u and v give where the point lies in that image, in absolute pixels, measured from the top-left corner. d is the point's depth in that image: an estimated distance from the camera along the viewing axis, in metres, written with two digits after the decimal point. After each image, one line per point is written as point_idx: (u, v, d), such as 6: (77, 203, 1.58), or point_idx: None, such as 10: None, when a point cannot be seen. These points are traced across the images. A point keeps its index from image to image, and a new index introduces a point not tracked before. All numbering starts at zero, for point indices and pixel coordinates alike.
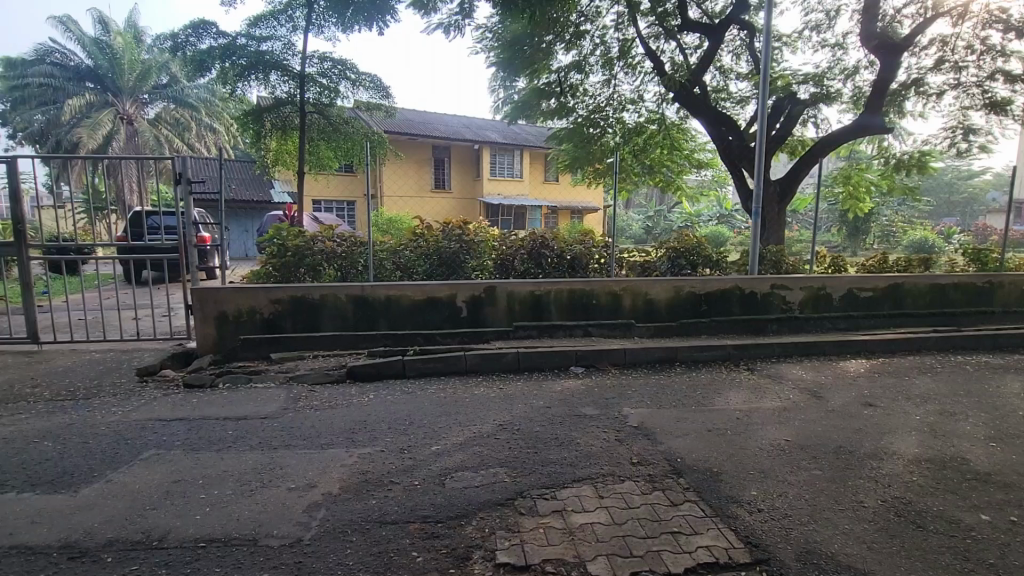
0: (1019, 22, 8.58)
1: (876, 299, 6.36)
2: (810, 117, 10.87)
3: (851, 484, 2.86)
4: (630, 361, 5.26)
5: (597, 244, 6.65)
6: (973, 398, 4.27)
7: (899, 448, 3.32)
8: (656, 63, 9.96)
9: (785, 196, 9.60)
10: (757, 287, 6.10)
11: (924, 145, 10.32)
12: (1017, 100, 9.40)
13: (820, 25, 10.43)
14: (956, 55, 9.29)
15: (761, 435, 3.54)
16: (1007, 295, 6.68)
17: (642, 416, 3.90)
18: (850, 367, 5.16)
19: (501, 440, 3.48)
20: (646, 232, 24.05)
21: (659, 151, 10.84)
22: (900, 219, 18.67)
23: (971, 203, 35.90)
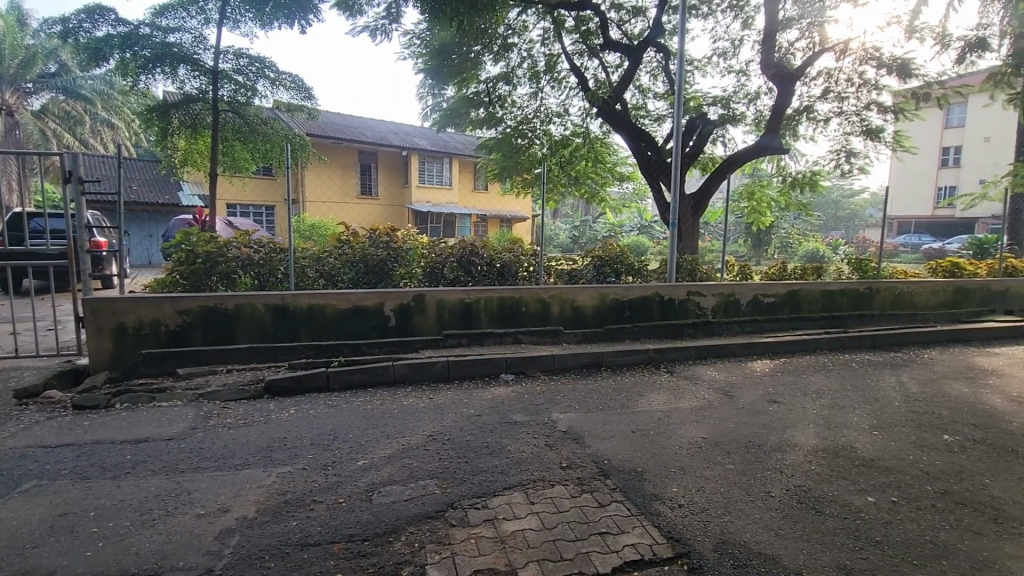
0: (889, 60, 9.80)
1: (778, 304, 6.95)
2: (719, 136, 11.75)
3: (760, 476, 3.10)
4: (559, 367, 5.38)
5: (525, 253, 6.80)
6: (858, 392, 4.78)
7: (799, 440, 3.64)
8: (581, 79, 10.34)
9: (699, 209, 10.27)
10: (674, 294, 6.47)
11: (815, 165, 11.49)
12: (887, 129, 10.73)
13: (727, 52, 11.32)
14: (839, 87, 10.45)
15: (680, 434, 3.74)
16: (884, 300, 7.54)
17: (571, 421, 4.01)
18: (756, 367, 5.60)
19: (431, 451, 3.42)
20: (572, 241, 24.80)
21: (585, 163, 11.22)
22: (797, 231, 20.58)
23: (853, 218, 40.30)
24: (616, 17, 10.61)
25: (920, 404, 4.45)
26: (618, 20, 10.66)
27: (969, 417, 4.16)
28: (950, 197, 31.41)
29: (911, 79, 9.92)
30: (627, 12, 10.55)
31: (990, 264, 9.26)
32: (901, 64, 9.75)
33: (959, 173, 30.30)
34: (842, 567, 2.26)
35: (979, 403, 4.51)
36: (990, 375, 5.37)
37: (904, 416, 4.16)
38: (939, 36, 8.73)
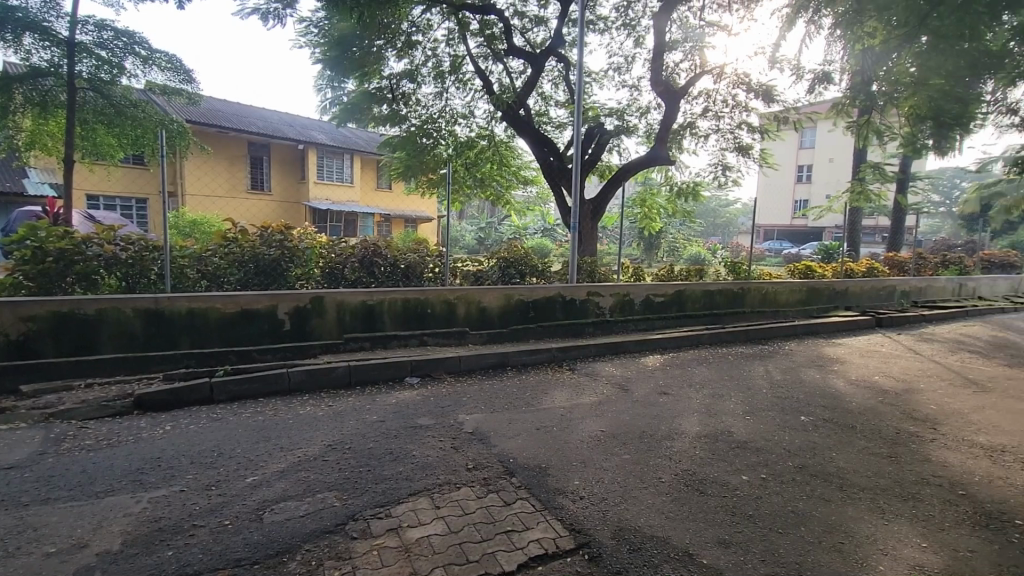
0: (756, 86, 11.03)
1: (666, 303, 7.53)
2: (615, 146, 12.48)
3: (652, 463, 3.34)
4: (465, 368, 5.39)
5: (431, 253, 6.70)
6: (734, 381, 5.32)
7: (685, 428, 3.97)
8: (485, 82, 10.43)
9: (597, 214, 10.84)
10: (576, 294, 6.75)
11: (697, 177, 12.62)
12: (755, 146, 12.06)
13: (621, 67, 12.06)
14: (717, 107, 11.57)
15: (581, 429, 3.92)
16: (754, 298, 8.46)
17: (477, 422, 4.02)
18: (649, 362, 6.02)
19: (330, 461, 3.26)
20: (477, 242, 24.91)
21: (490, 166, 11.34)
22: (682, 236, 22.43)
23: (728, 226, 44.82)
24: (520, 25, 10.87)
25: (782, 390, 5.06)
26: (521, 28, 10.91)
27: (820, 400, 4.80)
28: (804, 209, 36.09)
29: (773, 104, 11.23)
30: (530, 21, 10.84)
31: (835, 267, 10.78)
32: (766, 90, 11.02)
33: (810, 187, 34.90)
34: (722, 541, 2.51)
35: (827, 387, 5.23)
36: (835, 362, 6.27)
37: (770, 402, 4.71)
38: (795, 68, 10.01)
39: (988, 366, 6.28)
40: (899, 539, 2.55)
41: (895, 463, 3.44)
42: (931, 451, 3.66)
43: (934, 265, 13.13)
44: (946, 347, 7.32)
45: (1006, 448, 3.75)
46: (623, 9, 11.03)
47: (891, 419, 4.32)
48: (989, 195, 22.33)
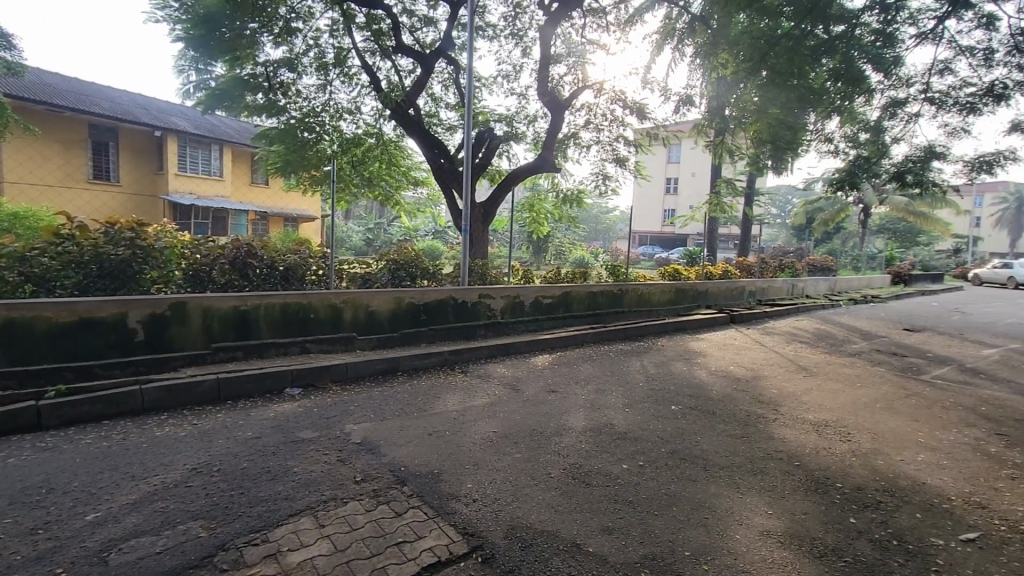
0: (631, 103, 11.95)
1: (554, 305, 7.86)
2: (504, 151, 12.77)
3: (541, 460, 3.46)
4: (352, 376, 5.15)
5: (314, 255, 6.32)
6: (615, 377, 5.70)
7: (572, 424, 4.17)
8: (372, 78, 10.09)
9: (488, 217, 10.98)
10: (467, 297, 6.77)
11: (580, 185, 13.34)
12: (631, 159, 13.06)
13: (509, 75, 12.37)
14: (598, 120, 12.34)
15: (474, 431, 3.95)
16: (631, 299, 9.15)
17: (365, 431, 3.86)
18: (538, 362, 6.23)
19: (196, 487, 2.92)
20: (365, 244, 23.93)
21: (378, 165, 10.97)
22: (568, 240, 23.54)
23: (608, 232, 48.01)
24: (408, 23, 10.67)
25: (656, 383, 5.54)
26: (410, 26, 10.73)
27: (687, 390, 5.33)
28: (671, 218, 39.82)
29: (646, 121, 12.25)
30: (419, 20, 10.70)
31: (698, 270, 12.01)
32: (639, 108, 11.98)
33: (677, 198, 38.62)
34: (606, 528, 2.67)
35: (692, 378, 5.82)
36: (698, 355, 7.00)
37: (646, 394, 5.12)
38: (663, 89, 11.02)
39: (814, 354, 7.43)
40: (751, 510, 2.90)
41: (747, 442, 3.93)
42: (774, 429, 4.23)
43: (774, 268, 15.23)
44: (783, 339, 8.51)
45: (827, 423, 4.46)
46: (511, 18, 11.34)
47: (743, 404, 4.92)
48: (813, 209, 26.44)
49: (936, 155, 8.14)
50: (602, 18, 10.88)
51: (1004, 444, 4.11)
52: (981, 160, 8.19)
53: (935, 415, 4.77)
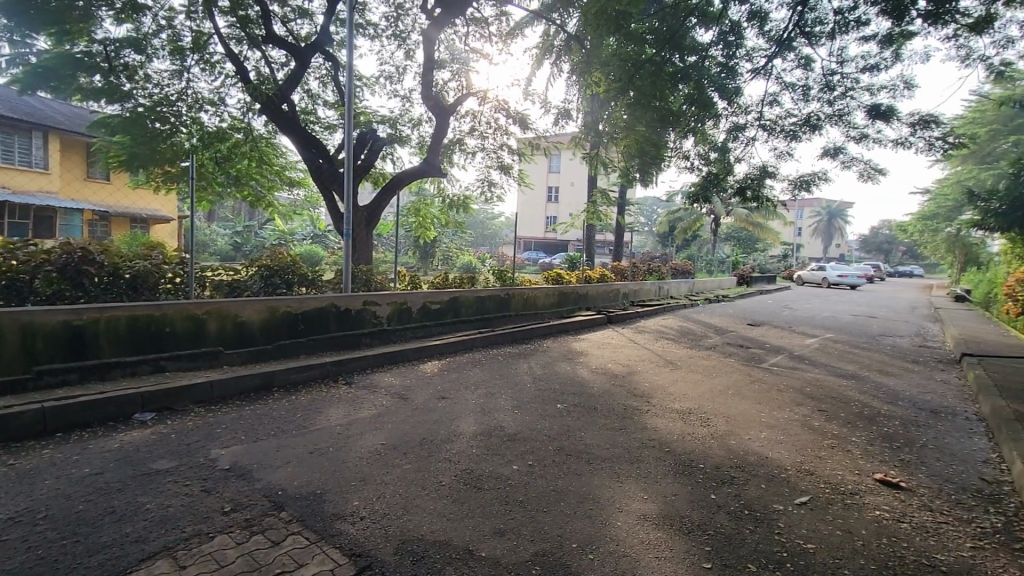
0: (514, 113, 12.31)
1: (442, 310, 7.81)
2: (388, 154, 12.44)
3: (432, 468, 3.41)
4: (218, 395, 4.65)
5: (169, 261, 5.62)
6: (503, 380, 5.82)
7: (462, 429, 4.16)
8: (239, 68, 9.25)
9: (371, 221, 10.60)
10: (350, 304, 6.46)
11: (466, 191, 13.42)
12: (514, 167, 13.44)
13: (392, 76, 12.12)
14: (483, 127, 12.53)
15: (360, 445, 3.77)
16: (518, 303, 9.40)
17: (234, 456, 3.50)
18: (427, 369, 6.14)
19: (14, 541, 2.43)
20: (233, 249, 21.77)
21: (247, 163, 10.06)
22: (455, 245, 23.53)
23: (494, 237, 48.91)
24: (280, 12, 9.96)
25: (542, 383, 5.75)
26: (282, 15, 10.03)
27: (570, 388, 5.61)
28: (553, 225, 41.66)
29: (528, 131, 12.69)
30: (292, 11, 10.04)
31: (578, 274, 12.70)
32: (521, 118, 12.39)
33: (558, 206, 40.56)
34: (498, 531, 2.70)
35: (576, 376, 6.13)
36: (580, 355, 7.39)
37: (534, 395, 5.29)
38: (543, 102, 11.52)
39: (679, 349, 8.23)
40: (630, 497, 3.13)
41: (624, 434, 4.23)
42: (647, 420, 4.61)
43: (644, 272, 16.63)
44: (653, 337, 9.31)
45: (691, 410, 4.97)
46: (392, 19, 11.11)
47: (620, 398, 5.29)
48: (675, 219, 29.32)
49: (769, 174, 9.48)
50: (485, 28, 11.10)
51: (824, 418, 4.91)
52: (802, 180, 9.71)
53: (773, 397, 5.54)
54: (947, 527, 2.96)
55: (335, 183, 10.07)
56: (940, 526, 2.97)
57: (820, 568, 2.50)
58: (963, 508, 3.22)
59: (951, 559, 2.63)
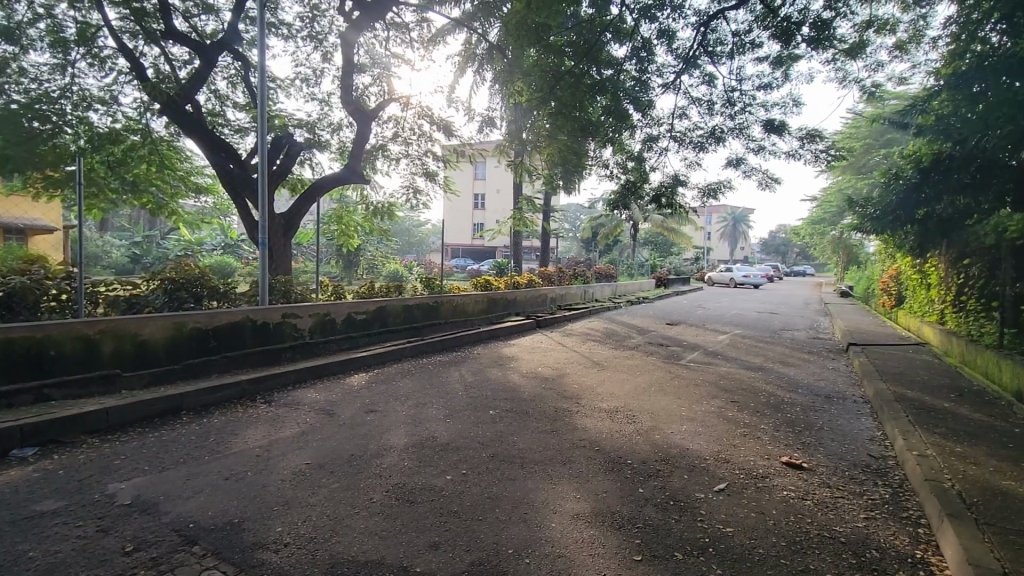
0: (438, 119, 12.25)
1: (368, 321, 7.57)
2: (306, 159, 11.93)
3: (362, 485, 3.29)
4: (116, 423, 4.20)
5: (54, 276, 5.06)
6: (434, 389, 5.73)
7: (393, 442, 4.05)
8: (134, 64, 8.50)
9: (290, 229, 10.08)
10: (268, 317, 6.09)
11: (391, 198, 13.14)
12: (440, 174, 13.35)
13: (309, 79, 11.67)
14: (406, 134, 12.35)
15: (283, 466, 3.56)
16: (447, 311, 9.32)
17: (138, 488, 3.18)
18: (354, 382, 5.92)
19: None
20: (131, 261, 19.82)
21: (146, 167, 9.23)
22: (381, 253, 22.94)
23: (421, 245, 48.19)
24: (181, 7, 9.29)
25: (474, 390, 5.73)
26: (184, 10, 9.36)
27: (502, 393, 5.63)
28: (480, 232, 41.74)
29: (453, 139, 12.66)
30: (196, 6, 9.39)
31: (507, 280, 12.81)
32: (445, 125, 12.35)
33: (484, 213, 40.75)
34: (433, 544, 2.65)
35: (507, 382, 6.16)
36: (510, 360, 7.45)
37: (466, 402, 5.26)
38: (467, 109, 11.56)
39: (605, 350, 8.53)
40: (563, 497, 3.19)
41: (556, 436, 4.31)
42: (577, 421, 4.73)
43: (569, 277, 17.08)
44: (580, 339, 9.58)
45: (617, 408, 5.16)
46: (307, 19, 10.70)
47: (550, 401, 5.39)
48: (597, 225, 30.41)
49: (681, 183, 10.09)
50: (406, 33, 10.97)
51: (736, 408, 5.29)
52: (709, 188, 10.43)
53: (691, 391, 5.89)
54: (843, 501, 3.28)
55: (248, 189, 9.47)
56: (838, 501, 3.29)
57: (739, 549, 2.68)
58: (855, 482, 3.59)
59: (847, 530, 2.92)
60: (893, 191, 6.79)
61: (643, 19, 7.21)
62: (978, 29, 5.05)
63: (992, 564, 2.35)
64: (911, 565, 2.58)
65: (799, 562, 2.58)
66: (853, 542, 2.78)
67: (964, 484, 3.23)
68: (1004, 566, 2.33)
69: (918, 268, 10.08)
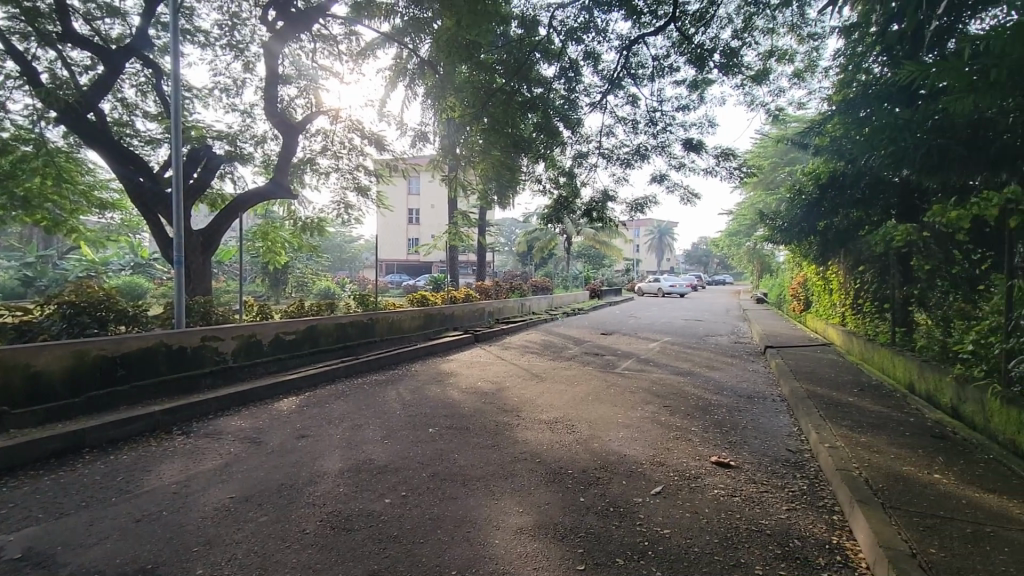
0: (369, 133, 12.02)
1: (298, 341, 7.22)
2: (227, 173, 11.31)
3: (294, 515, 3.11)
4: (3, 467, 3.72)
5: None
6: (370, 409, 5.54)
7: (327, 468, 3.86)
8: (26, 68, 7.74)
9: (209, 247, 9.48)
10: (185, 341, 5.66)
11: (320, 213, 12.68)
12: (372, 189, 13.08)
13: (229, 89, 11.13)
14: (335, 147, 12.02)
15: (204, 502, 3.29)
16: (382, 328, 9.07)
17: (30, 539, 2.82)
18: (283, 406, 5.60)
19: None
20: (21, 284, 17.78)
21: (40, 180, 8.37)
22: (311, 270, 22.04)
23: (354, 261, 46.79)
24: (81, 8, 8.59)
25: (412, 409, 5.60)
26: (85, 12, 8.66)
27: (442, 410, 5.54)
28: (416, 247, 41.17)
29: (385, 153, 12.48)
30: (99, 8, 8.73)
31: (444, 295, 12.68)
32: (377, 139, 12.15)
33: (419, 228, 40.32)
34: (372, 572, 2.54)
35: (446, 398, 6.07)
36: (449, 376, 7.35)
37: (404, 421, 5.13)
38: (399, 123, 11.44)
39: (543, 361, 8.63)
40: (505, 512, 3.17)
41: (497, 450, 4.29)
42: (518, 434, 4.73)
43: (506, 290, 17.19)
44: (518, 352, 9.64)
45: (557, 419, 5.22)
46: (227, 27, 10.22)
47: (490, 415, 5.36)
48: (532, 239, 30.92)
49: (611, 198, 10.49)
50: (333, 45, 10.71)
51: (669, 412, 5.51)
52: (637, 203, 10.91)
53: (627, 398, 6.08)
54: (768, 495, 3.49)
55: (161, 205, 8.82)
56: (763, 495, 3.49)
57: (676, 550, 2.77)
58: (777, 476, 3.83)
59: (773, 522, 3.10)
60: (798, 205, 7.43)
61: (570, 41, 7.49)
62: (863, 61, 5.65)
63: (900, 545, 2.57)
64: (830, 550, 2.78)
65: (732, 557, 2.70)
66: (778, 534, 2.95)
67: (870, 472, 3.54)
68: (911, 547, 2.56)
69: (822, 274, 11.03)
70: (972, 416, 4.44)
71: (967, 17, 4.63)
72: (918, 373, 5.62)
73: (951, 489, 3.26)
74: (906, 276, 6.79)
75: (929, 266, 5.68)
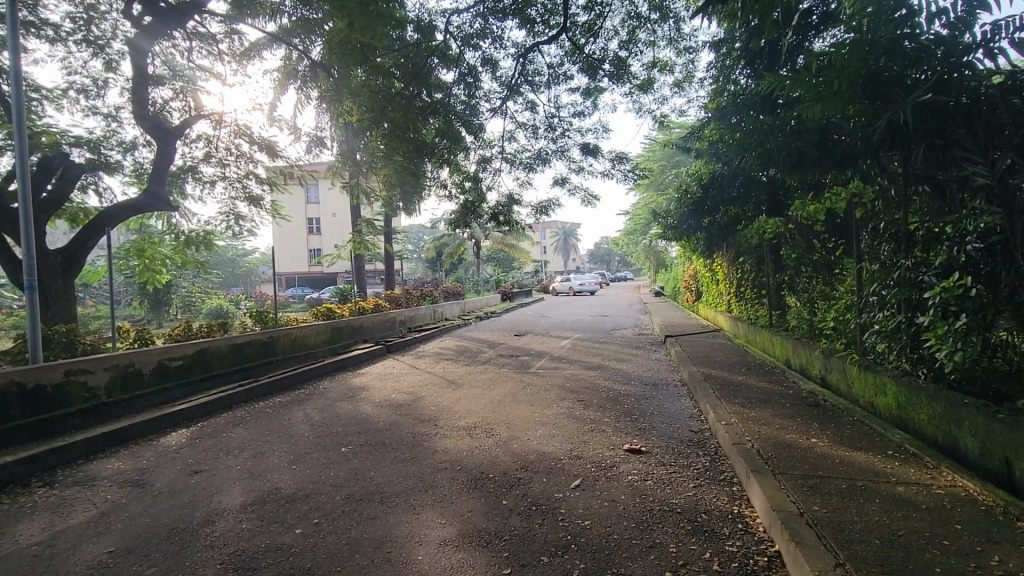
0: (258, 138, 11.21)
1: (185, 367, 6.54)
2: (89, 184, 10.00)
3: (190, 562, 2.78)
4: None
5: None
6: (274, 434, 5.14)
7: (227, 504, 3.51)
8: None
9: (71, 268, 8.30)
10: (44, 377, 4.88)
11: (206, 225, 11.59)
12: (265, 198, 12.20)
13: (87, 90, 9.86)
14: (220, 153, 11.06)
15: (75, 561, 2.85)
16: (284, 344, 8.48)
17: None
18: (171, 441, 5.02)
19: None
20: None
21: None
22: (197, 286, 20.03)
23: (249, 275, 43.38)
24: None
25: (322, 429, 5.27)
26: None
27: (354, 427, 5.28)
28: (317, 258, 39.08)
29: (278, 159, 11.71)
30: None
31: (351, 306, 12.11)
32: (267, 145, 11.36)
33: (320, 239, 38.40)
34: None
35: (358, 415, 5.78)
36: (361, 390, 7.03)
37: (313, 443, 4.82)
38: (291, 128, 10.78)
39: (458, 367, 8.56)
40: (427, 526, 3.08)
41: (414, 463, 4.16)
42: (437, 443, 4.63)
43: (416, 297, 16.82)
44: (433, 360, 9.46)
45: (475, 425, 5.18)
46: (81, 22, 9.05)
47: (407, 427, 5.20)
48: (440, 245, 30.61)
49: (516, 201, 10.67)
50: (212, 45, 9.86)
51: (582, 406, 5.69)
52: (541, 206, 11.19)
53: (543, 397, 6.19)
54: (676, 475, 3.71)
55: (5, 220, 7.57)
56: (672, 476, 3.71)
57: (597, 539, 2.85)
58: (683, 457, 4.09)
59: (682, 500, 3.31)
60: (685, 204, 8.04)
61: (467, 47, 7.53)
62: (731, 73, 6.24)
63: (790, 507, 2.84)
64: (733, 520, 3.01)
65: (648, 538, 2.84)
66: (687, 511, 3.15)
67: (760, 443, 3.90)
68: (798, 507, 2.84)
69: (711, 266, 11.99)
70: (838, 383, 5.06)
71: (811, 36, 5.28)
72: (793, 350, 6.30)
73: (827, 451, 3.68)
74: (777, 264, 7.58)
75: (796, 254, 6.40)
